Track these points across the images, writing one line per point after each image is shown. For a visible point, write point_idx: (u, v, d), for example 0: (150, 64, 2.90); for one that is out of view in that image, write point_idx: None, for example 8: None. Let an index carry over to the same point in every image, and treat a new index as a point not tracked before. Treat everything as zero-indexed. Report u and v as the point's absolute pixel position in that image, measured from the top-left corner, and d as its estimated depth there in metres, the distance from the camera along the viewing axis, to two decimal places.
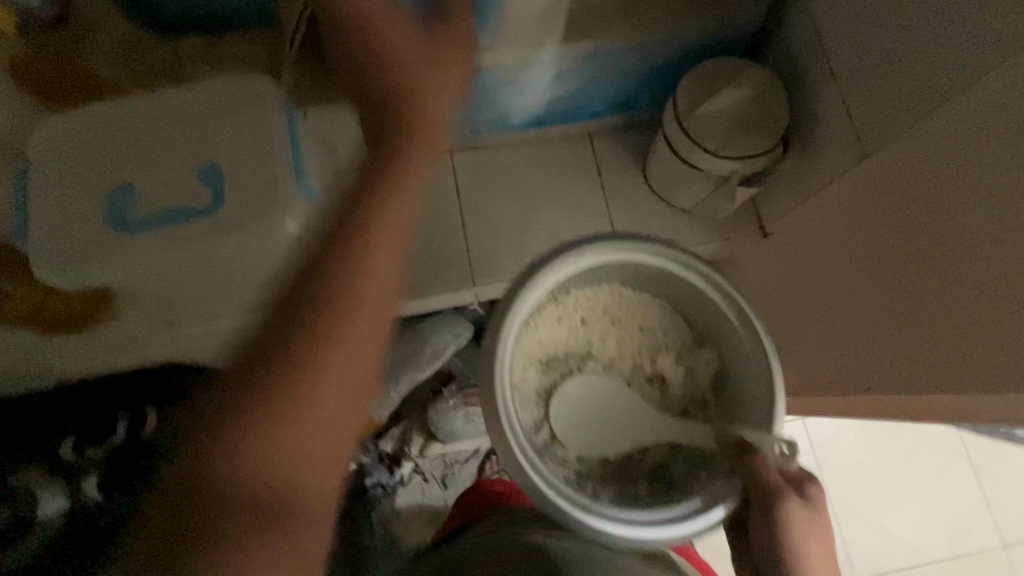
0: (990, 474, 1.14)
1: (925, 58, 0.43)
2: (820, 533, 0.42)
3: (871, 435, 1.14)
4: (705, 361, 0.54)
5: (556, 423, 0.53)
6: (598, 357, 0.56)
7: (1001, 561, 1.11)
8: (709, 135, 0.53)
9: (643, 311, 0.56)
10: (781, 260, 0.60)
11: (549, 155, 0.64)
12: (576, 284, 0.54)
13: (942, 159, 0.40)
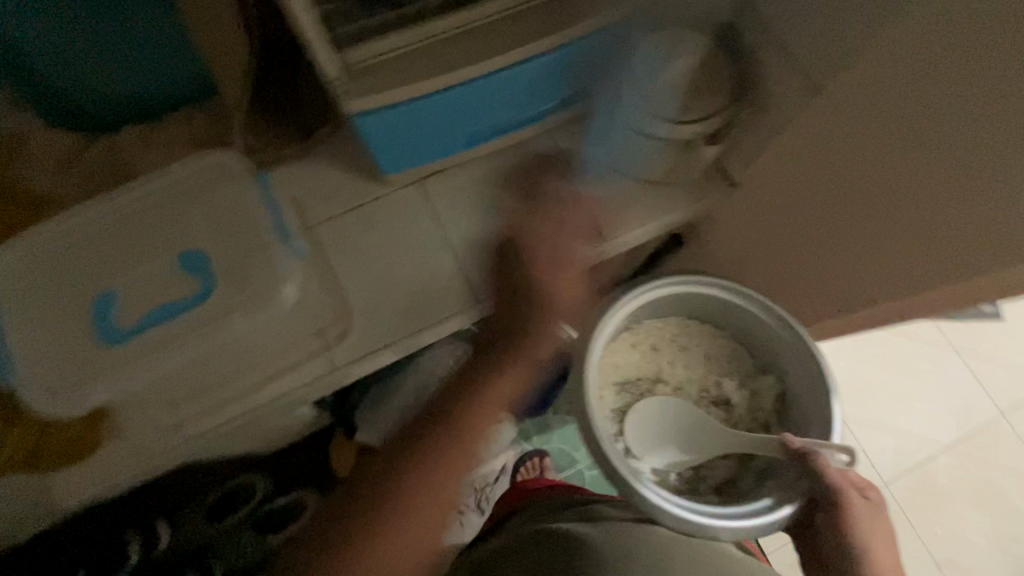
0: (972, 353, 1.22)
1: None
2: (877, 525, 0.56)
3: (863, 345, 1.21)
4: (767, 384, 0.70)
5: (629, 437, 0.69)
6: (667, 382, 0.73)
7: (1005, 429, 1.19)
8: (668, 106, 0.56)
9: (706, 342, 0.74)
10: (760, 203, 0.63)
11: (516, 164, 0.66)
12: (646, 319, 0.74)
13: (886, 71, 0.43)
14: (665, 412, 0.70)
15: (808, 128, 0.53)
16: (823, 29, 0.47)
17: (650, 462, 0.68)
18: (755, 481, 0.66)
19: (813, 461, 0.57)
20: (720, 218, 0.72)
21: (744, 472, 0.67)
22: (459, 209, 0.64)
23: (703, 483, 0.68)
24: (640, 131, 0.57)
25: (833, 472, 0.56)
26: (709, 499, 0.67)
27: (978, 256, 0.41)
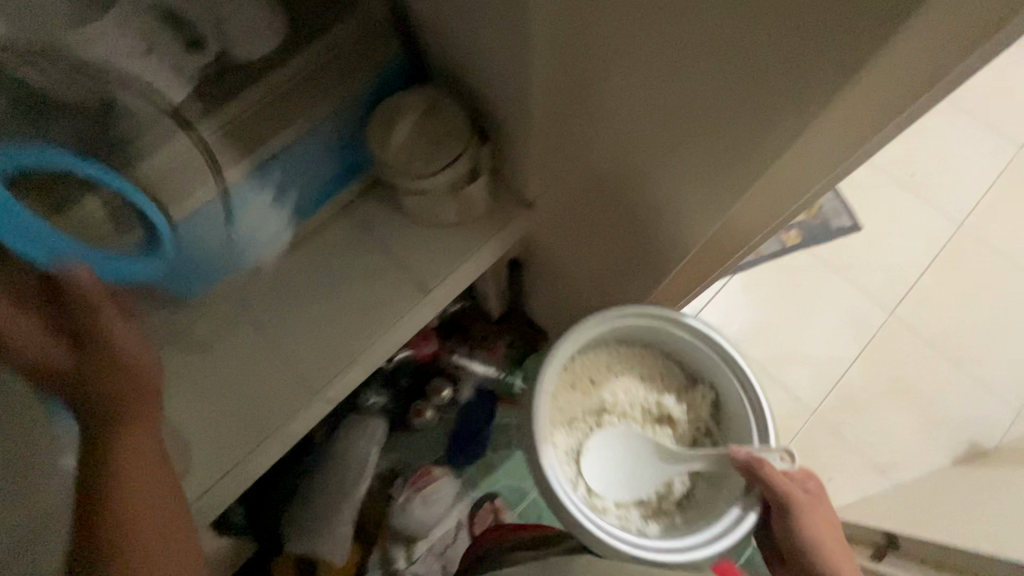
0: (845, 267, 1.33)
1: (491, 25, 0.51)
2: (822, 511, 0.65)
3: (751, 288, 1.30)
4: (700, 394, 0.78)
5: (588, 477, 0.77)
6: (613, 411, 0.80)
7: (896, 325, 1.29)
8: (413, 162, 0.62)
9: (639, 366, 0.81)
10: (553, 209, 0.69)
11: (324, 249, 0.69)
12: (581, 359, 0.80)
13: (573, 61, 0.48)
14: (616, 440, 0.79)
15: (538, 140, 0.61)
16: (498, 52, 0.53)
17: (614, 495, 0.77)
18: (707, 489, 0.76)
19: (756, 469, 0.65)
20: (539, 230, 0.76)
21: (696, 482, 0.77)
22: (277, 307, 0.67)
23: (666, 502, 0.77)
24: (407, 184, 0.61)
25: (776, 476, 0.65)
26: (673, 517, 0.76)
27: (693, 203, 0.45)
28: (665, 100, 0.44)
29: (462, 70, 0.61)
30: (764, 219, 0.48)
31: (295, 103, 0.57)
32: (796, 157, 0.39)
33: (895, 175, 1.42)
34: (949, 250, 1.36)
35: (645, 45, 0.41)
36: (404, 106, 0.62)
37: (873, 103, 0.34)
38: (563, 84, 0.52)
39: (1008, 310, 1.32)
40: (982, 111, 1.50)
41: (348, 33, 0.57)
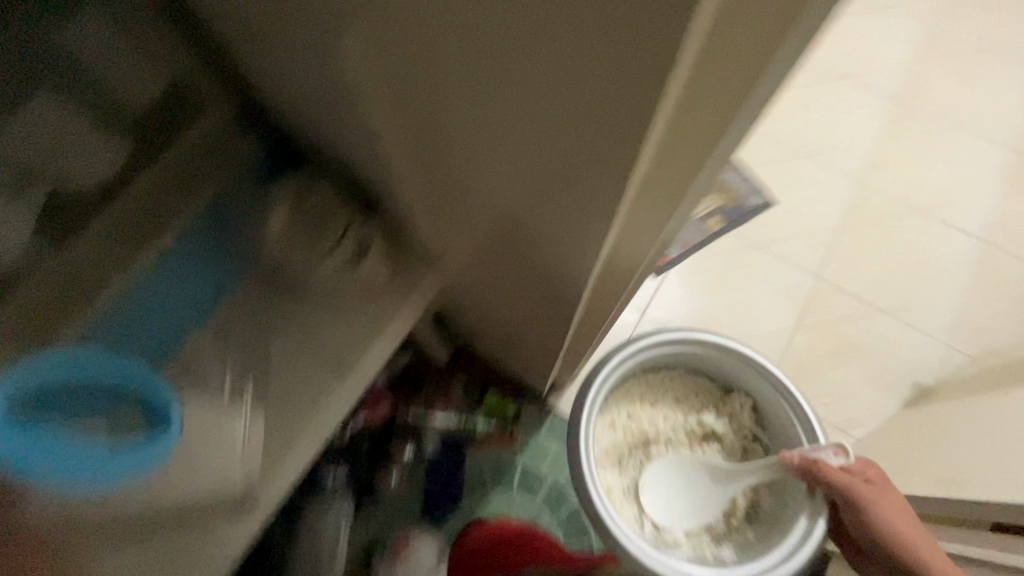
0: (769, 241, 1.39)
1: (341, 99, 0.49)
2: (888, 499, 0.79)
3: (688, 280, 1.34)
4: (738, 403, 0.99)
5: (650, 509, 0.98)
6: (656, 440, 1.01)
7: (826, 287, 1.35)
8: (295, 255, 0.62)
9: (675, 392, 1.02)
10: (459, 261, 0.68)
11: (231, 343, 0.65)
12: (615, 400, 1.02)
13: (405, 117, 0.46)
14: (671, 469, 1.00)
15: (416, 198, 0.60)
16: (355, 125, 0.52)
17: (682, 525, 0.97)
18: (772, 502, 0.95)
19: (814, 471, 0.81)
20: (457, 280, 0.76)
21: (759, 496, 0.97)
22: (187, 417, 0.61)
23: (735, 520, 0.96)
24: (293, 274, 0.63)
25: (836, 471, 0.80)
26: (746, 533, 0.94)
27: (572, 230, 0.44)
28: (504, 165, 0.43)
29: (333, 142, 0.60)
30: (647, 233, 0.48)
31: (155, 218, 0.61)
32: (653, 174, 0.39)
33: (795, 147, 1.50)
34: (857, 206, 1.44)
35: (464, 119, 0.40)
36: (282, 200, 0.63)
37: (702, 117, 0.33)
38: (412, 139, 0.49)
39: (923, 251, 1.40)
40: (857, 71, 1.61)
41: (196, 140, 0.62)
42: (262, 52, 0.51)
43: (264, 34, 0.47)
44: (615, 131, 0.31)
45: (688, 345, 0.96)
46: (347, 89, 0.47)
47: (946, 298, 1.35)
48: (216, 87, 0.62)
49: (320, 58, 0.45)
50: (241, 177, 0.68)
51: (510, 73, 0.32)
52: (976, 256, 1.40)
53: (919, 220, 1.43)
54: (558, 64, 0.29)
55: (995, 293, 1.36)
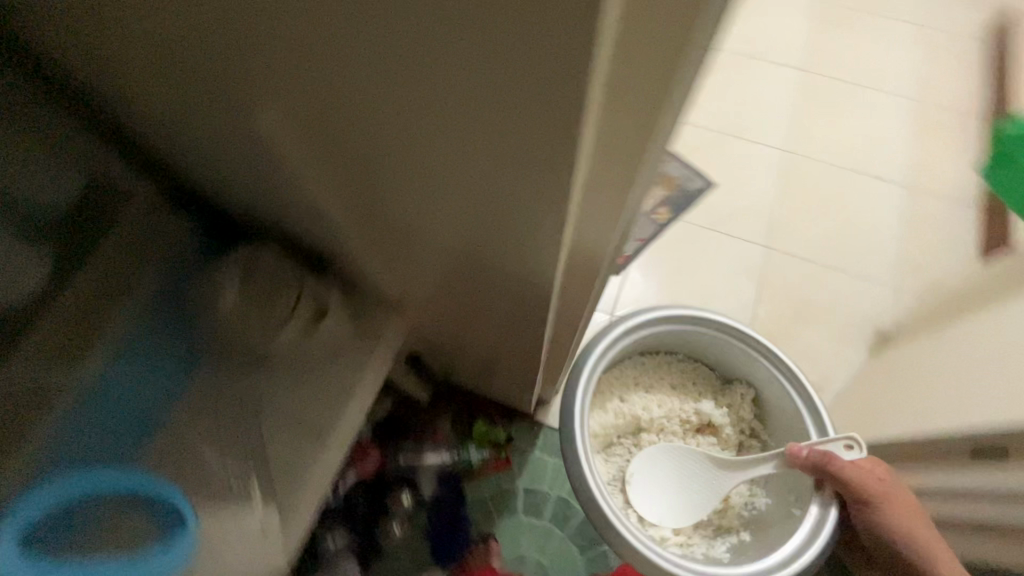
0: (715, 221, 1.45)
1: (265, 160, 0.48)
2: (895, 500, 0.81)
3: (648, 272, 1.38)
4: (739, 394, 1.02)
5: (642, 507, 1.00)
6: (648, 428, 1.03)
7: (776, 255, 1.42)
8: (254, 329, 0.61)
9: (674, 380, 1.05)
10: (420, 298, 0.68)
11: (200, 424, 0.62)
12: (609, 380, 1.03)
13: (336, 163, 0.44)
14: (669, 467, 1.00)
15: (364, 244, 0.58)
16: (288, 187, 0.52)
17: (673, 522, 0.99)
18: (769, 503, 0.96)
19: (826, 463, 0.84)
20: (423, 319, 0.75)
21: (756, 497, 0.98)
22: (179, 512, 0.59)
23: (728, 521, 0.98)
24: (254, 351, 0.62)
25: (846, 474, 0.82)
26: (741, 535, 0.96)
27: (527, 234, 0.44)
28: (445, 194, 0.42)
29: (267, 206, 0.58)
30: (604, 227, 0.47)
31: (98, 321, 0.60)
32: (594, 168, 0.39)
33: (723, 128, 1.57)
34: (790, 174, 1.52)
35: (394, 155, 0.39)
36: (227, 270, 0.62)
37: (629, 101, 0.33)
38: (346, 183, 0.47)
39: (856, 206, 1.48)
40: (765, 49, 1.70)
41: (125, 238, 0.63)
42: (178, 132, 0.50)
43: (177, 114, 0.46)
44: (547, 139, 0.31)
45: (693, 328, 0.98)
46: (270, 149, 0.46)
47: (886, 245, 1.43)
48: (136, 178, 0.64)
49: (236, 124, 0.44)
50: (183, 266, 0.66)
51: (428, 104, 0.31)
52: (904, 201, 1.49)
53: (847, 178, 1.52)
54: (473, 86, 0.28)
55: (927, 233, 1.45)
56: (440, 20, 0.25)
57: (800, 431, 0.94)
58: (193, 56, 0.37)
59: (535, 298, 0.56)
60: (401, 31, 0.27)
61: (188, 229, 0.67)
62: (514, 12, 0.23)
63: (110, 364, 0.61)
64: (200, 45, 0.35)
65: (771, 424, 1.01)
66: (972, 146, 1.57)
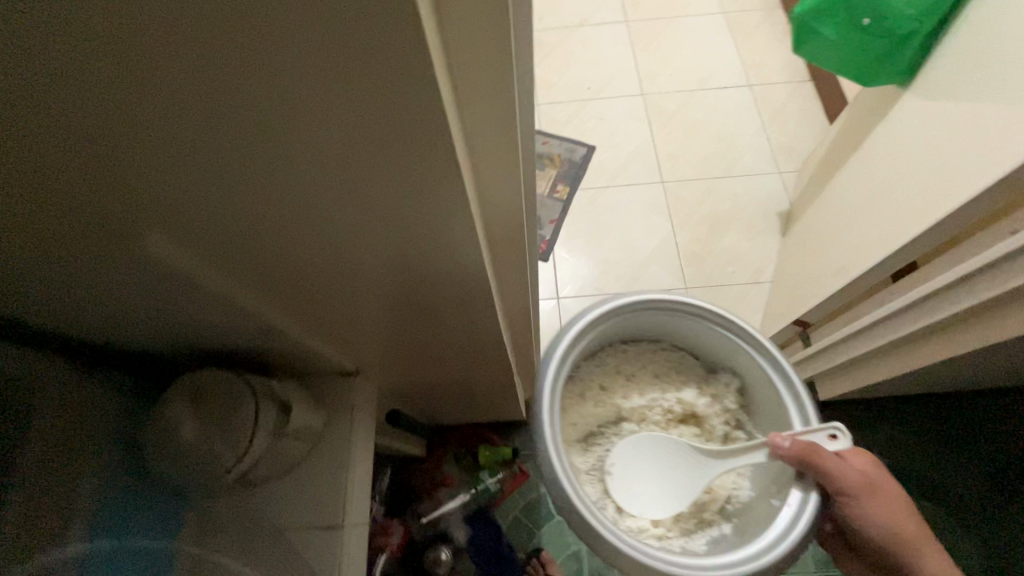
0: (609, 178, 1.55)
1: (155, 293, 0.45)
2: (880, 500, 0.75)
3: (573, 247, 1.45)
4: (725, 382, 0.97)
5: (621, 501, 0.94)
6: (629, 417, 1.01)
7: (672, 185, 1.53)
8: (223, 453, 0.54)
9: (657, 367, 1.02)
10: (375, 355, 0.67)
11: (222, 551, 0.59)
12: (589, 366, 1.02)
13: (230, 255, 0.42)
14: (652, 452, 0.95)
15: (302, 328, 0.57)
16: (204, 310, 0.50)
17: (650, 514, 0.93)
18: (756, 493, 0.90)
19: (814, 456, 0.76)
20: (389, 376, 0.75)
21: (740, 483, 0.93)
22: None
23: (708, 514, 0.92)
24: (235, 477, 0.56)
25: (829, 467, 0.75)
26: (724, 531, 0.90)
27: (445, 250, 0.44)
28: (349, 241, 0.42)
29: (185, 336, 0.56)
30: (514, 225, 0.49)
31: (63, 507, 0.54)
32: (478, 183, 0.41)
33: (581, 97, 1.68)
34: (652, 114, 1.64)
35: (292, 228, 0.39)
36: (165, 404, 0.54)
37: (483, 127, 0.35)
38: (248, 271, 0.45)
39: (717, 118, 1.63)
40: (586, 16, 1.84)
41: (48, 424, 0.54)
42: (66, 312, 0.46)
43: (59, 298, 0.44)
44: (425, 166, 0.33)
45: (669, 312, 0.94)
46: (160, 280, 0.43)
47: (754, 140, 1.58)
48: (54, 370, 0.54)
49: (113, 273, 0.42)
50: (121, 423, 0.60)
51: (309, 172, 0.33)
52: (752, 99, 1.65)
53: (700, 97, 1.66)
54: (341, 140, 0.30)
55: (782, 118, 1.61)
56: (291, 100, 0.27)
57: (783, 417, 0.87)
58: (48, 224, 0.35)
59: (477, 306, 0.57)
60: (260, 121, 0.28)
61: (121, 395, 0.61)
62: (352, 71, 0.25)
63: (93, 538, 0.54)
64: (52, 208, 0.33)
65: (757, 414, 0.95)
66: (783, 31, 1.75)
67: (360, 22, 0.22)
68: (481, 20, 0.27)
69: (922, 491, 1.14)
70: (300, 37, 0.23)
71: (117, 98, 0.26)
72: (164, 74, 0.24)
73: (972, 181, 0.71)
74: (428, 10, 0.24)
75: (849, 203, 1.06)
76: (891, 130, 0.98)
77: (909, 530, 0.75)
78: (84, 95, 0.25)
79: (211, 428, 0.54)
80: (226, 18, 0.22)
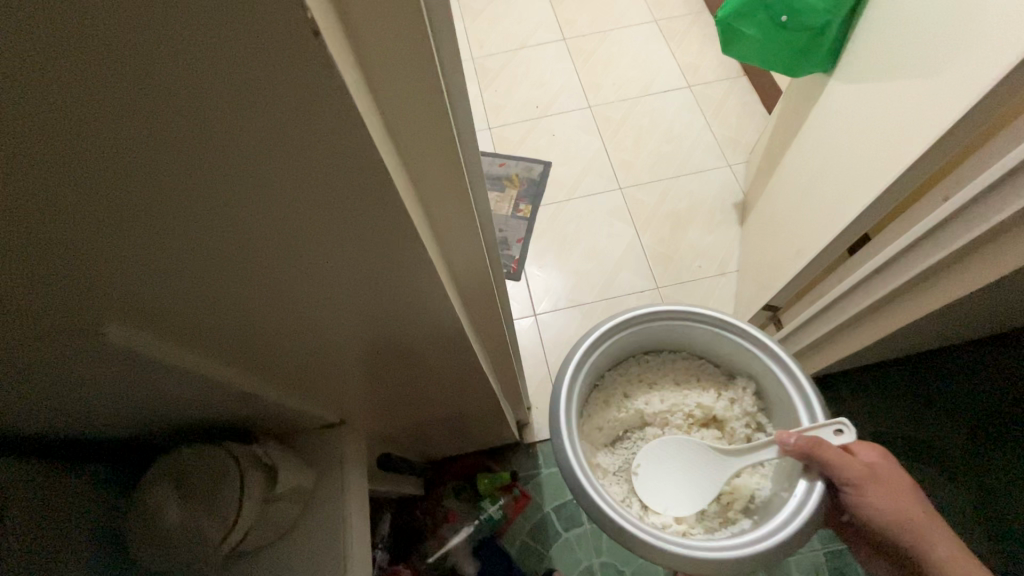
0: (568, 191, 1.58)
1: (119, 377, 0.44)
2: (886, 493, 0.76)
3: (543, 263, 1.47)
4: (743, 386, 1.00)
5: (645, 499, 0.96)
6: (651, 423, 1.03)
7: (629, 190, 1.57)
8: (211, 532, 0.52)
9: (679, 375, 1.05)
10: (356, 401, 0.66)
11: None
12: (610, 374, 1.05)
13: (194, 327, 0.42)
14: (674, 449, 0.97)
15: (279, 385, 0.56)
16: (174, 386, 0.49)
17: (673, 512, 0.94)
18: (775, 487, 0.90)
19: (814, 448, 0.77)
20: (375, 420, 0.75)
21: (760, 479, 0.93)
22: None
23: (731, 511, 0.93)
24: (226, 554, 0.54)
25: (832, 459, 0.76)
26: (746, 525, 0.90)
27: (410, 288, 0.45)
28: (312, 294, 0.42)
29: (157, 414, 0.54)
30: (473, 256, 0.49)
31: None
32: (429, 219, 0.41)
33: (530, 116, 1.72)
34: (601, 124, 1.69)
35: (251, 289, 0.39)
36: (145, 490, 0.52)
37: (424, 164, 0.36)
38: (215, 339, 0.44)
39: (663, 121, 1.68)
40: (524, 39, 1.89)
41: (20, 529, 0.51)
42: (31, 413, 0.45)
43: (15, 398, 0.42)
44: (371, 208, 0.33)
45: (686, 320, 0.98)
46: (123, 363, 0.42)
47: (701, 138, 1.64)
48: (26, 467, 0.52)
49: (74, 363, 0.40)
50: (103, 515, 0.58)
51: (260, 230, 0.33)
52: (693, 100, 1.72)
53: (645, 103, 1.72)
54: (286, 193, 0.30)
55: (723, 113, 1.68)
56: (226, 160, 0.27)
57: (796, 417, 0.88)
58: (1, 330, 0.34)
59: (451, 337, 0.57)
60: (200, 187, 0.28)
61: (101, 481, 0.59)
62: (281, 124, 0.26)
63: None
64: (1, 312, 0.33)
65: (776, 416, 0.96)
66: (712, 32, 1.84)
67: (282, 77, 0.23)
68: (402, 58, 0.28)
69: (909, 451, 1.17)
70: (225, 97, 0.23)
71: (52, 185, 0.25)
72: (98, 155, 0.25)
73: (905, 150, 0.75)
74: (349, 60, 0.25)
75: (798, 187, 1.11)
76: (824, 114, 1.04)
77: (917, 517, 0.75)
78: (18, 191, 0.25)
79: (194, 507, 0.52)
80: (154, 88, 0.22)
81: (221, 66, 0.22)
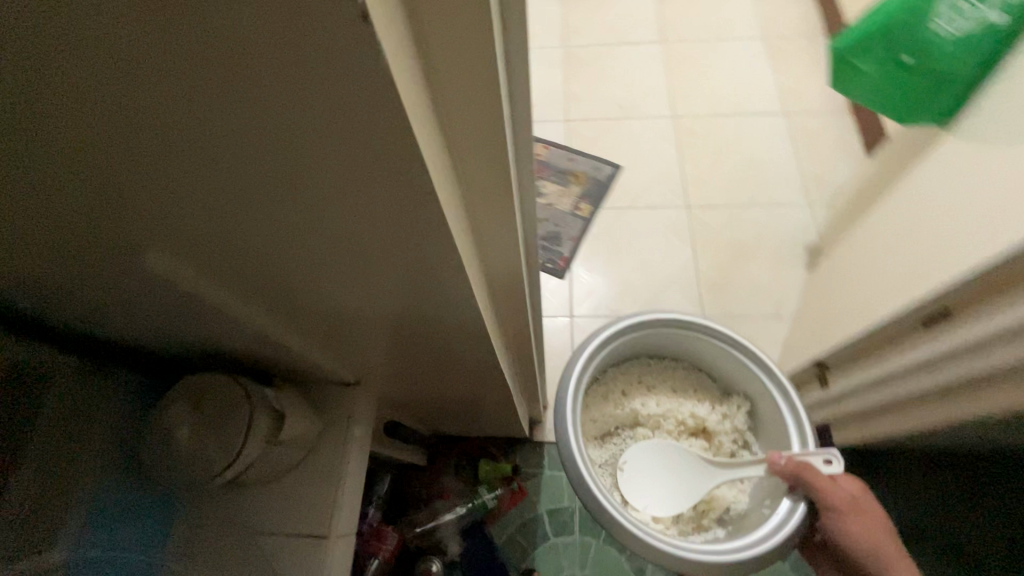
0: (633, 198, 1.53)
1: (158, 296, 0.46)
2: (862, 524, 0.74)
3: (591, 266, 1.44)
4: (737, 404, 1.00)
5: (628, 492, 0.98)
6: (644, 424, 1.03)
7: (695, 208, 1.51)
8: (212, 461, 0.54)
9: (676, 382, 1.06)
10: (373, 365, 0.67)
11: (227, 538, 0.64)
12: (613, 370, 1.06)
13: (230, 265, 0.43)
14: (662, 452, 0.99)
15: (301, 336, 0.58)
16: (206, 315, 0.51)
17: (652, 510, 0.96)
18: (752, 503, 0.93)
19: (803, 472, 0.80)
20: (390, 387, 0.76)
21: (739, 493, 0.96)
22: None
23: (706, 519, 0.96)
24: (222, 483, 0.56)
25: (818, 483, 0.78)
26: (718, 534, 0.94)
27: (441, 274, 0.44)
28: (345, 255, 0.42)
29: (191, 337, 0.57)
30: (509, 251, 0.48)
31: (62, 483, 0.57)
32: (468, 208, 0.40)
33: (611, 115, 1.67)
34: (682, 136, 1.62)
35: (286, 244, 0.40)
36: (166, 403, 0.56)
37: (468, 149, 0.34)
38: (248, 279, 0.46)
39: (749, 144, 1.59)
40: (623, 34, 1.83)
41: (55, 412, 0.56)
42: (80, 310, 0.49)
43: (67, 293, 0.45)
44: (406, 187, 0.33)
45: (695, 332, 0.99)
46: (163, 284, 0.45)
47: (785, 170, 1.54)
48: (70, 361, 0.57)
49: (120, 276, 0.43)
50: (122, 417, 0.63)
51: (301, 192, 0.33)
52: (787, 128, 1.61)
53: (734, 123, 1.63)
54: (325, 158, 0.30)
55: (819, 149, 1.57)
56: (270, 125, 0.26)
57: (786, 443, 0.90)
58: (56, 231, 0.36)
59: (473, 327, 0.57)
60: (244, 141, 0.28)
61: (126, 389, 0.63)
62: (324, 98, 0.25)
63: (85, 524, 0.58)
64: (58, 215, 0.35)
65: (765, 437, 0.97)
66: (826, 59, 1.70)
67: (325, 49, 0.22)
68: (462, 40, 0.27)
69: (940, 551, 1.07)
70: (272, 66, 0.23)
71: (112, 115, 0.26)
72: (155, 94, 0.25)
73: (1011, 228, 0.67)
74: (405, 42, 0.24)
75: (881, 243, 1.02)
76: (928, 170, 0.95)
77: (891, 555, 0.72)
78: (82, 114, 0.26)
79: (200, 434, 0.55)
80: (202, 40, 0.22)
81: (273, 33, 0.21)
